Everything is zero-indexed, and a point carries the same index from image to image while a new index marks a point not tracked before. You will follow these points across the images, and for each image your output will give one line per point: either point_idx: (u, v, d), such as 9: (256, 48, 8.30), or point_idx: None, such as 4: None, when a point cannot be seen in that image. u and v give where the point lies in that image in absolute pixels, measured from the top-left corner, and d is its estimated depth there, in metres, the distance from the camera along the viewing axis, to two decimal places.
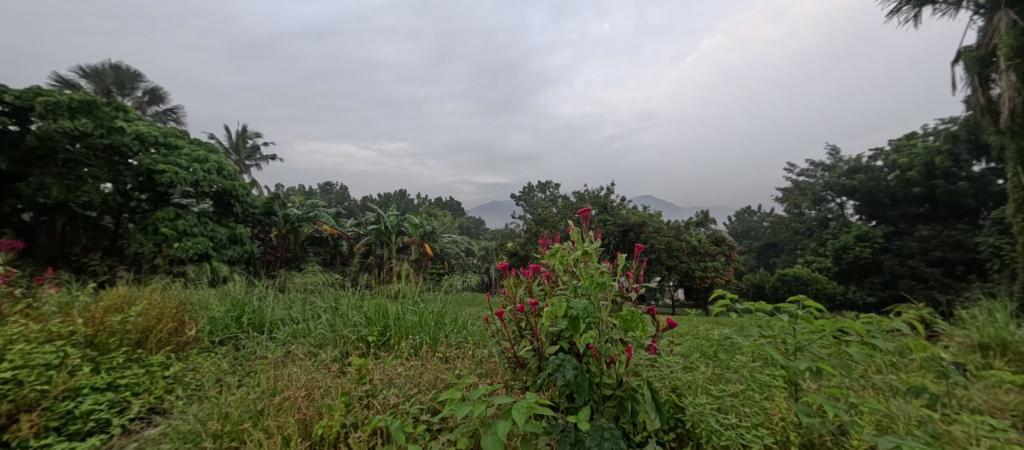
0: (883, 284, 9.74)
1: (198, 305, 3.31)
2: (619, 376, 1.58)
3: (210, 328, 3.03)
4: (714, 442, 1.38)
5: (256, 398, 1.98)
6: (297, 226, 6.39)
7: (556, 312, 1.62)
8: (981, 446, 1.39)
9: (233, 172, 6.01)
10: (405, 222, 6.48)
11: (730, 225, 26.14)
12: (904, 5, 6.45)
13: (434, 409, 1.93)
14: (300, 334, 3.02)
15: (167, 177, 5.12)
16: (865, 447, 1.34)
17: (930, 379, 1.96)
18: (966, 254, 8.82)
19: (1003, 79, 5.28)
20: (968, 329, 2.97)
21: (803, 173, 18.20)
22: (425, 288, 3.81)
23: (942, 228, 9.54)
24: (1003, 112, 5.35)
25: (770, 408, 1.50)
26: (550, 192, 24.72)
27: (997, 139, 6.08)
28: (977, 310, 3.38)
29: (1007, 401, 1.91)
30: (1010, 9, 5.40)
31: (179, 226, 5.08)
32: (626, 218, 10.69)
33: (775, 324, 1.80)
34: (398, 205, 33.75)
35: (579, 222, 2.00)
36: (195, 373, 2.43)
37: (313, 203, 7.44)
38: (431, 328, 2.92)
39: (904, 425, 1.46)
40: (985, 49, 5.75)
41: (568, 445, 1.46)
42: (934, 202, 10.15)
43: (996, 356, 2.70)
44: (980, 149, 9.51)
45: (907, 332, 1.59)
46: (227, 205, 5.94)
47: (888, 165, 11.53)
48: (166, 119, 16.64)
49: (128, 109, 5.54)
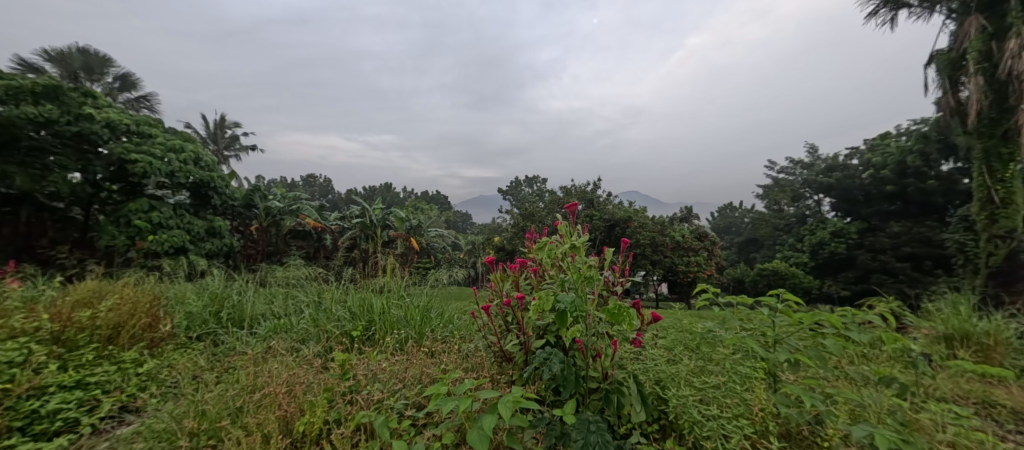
0: (856, 278, 10.10)
1: (173, 300, 3.21)
2: (605, 370, 1.63)
3: (187, 323, 2.95)
4: (697, 433, 1.43)
5: (234, 395, 1.95)
6: (279, 219, 6.22)
7: (544, 305, 1.66)
8: (946, 434, 1.49)
9: (210, 162, 5.78)
10: (391, 216, 6.40)
11: (712, 221, 26.72)
12: (881, 8, 6.59)
13: (420, 403, 1.93)
14: (281, 329, 2.98)
15: (140, 167, 4.89)
16: (838, 436, 1.41)
17: (899, 370, 2.16)
18: (933, 250, 9.19)
19: (970, 82, 5.49)
20: (934, 321, 3.13)
21: (782, 171, 18.70)
22: (410, 283, 3.79)
23: (913, 224, 9.80)
24: (969, 114, 5.59)
25: (750, 399, 1.55)
26: (538, 186, 24.73)
27: (964, 141, 6.36)
28: (943, 302, 3.54)
29: (967, 389, 2.19)
30: (979, 15, 5.52)
31: (154, 218, 4.89)
32: (612, 214, 11.08)
33: (755, 318, 1.87)
34: (385, 201, 33.14)
35: (567, 216, 2.03)
36: (170, 370, 2.38)
37: (295, 195, 7.18)
38: (417, 322, 2.91)
39: (875, 414, 1.54)
40: (956, 53, 5.88)
41: (554, 438, 1.50)
42: (905, 199, 10.47)
43: (960, 346, 2.87)
44: (950, 149, 9.75)
45: (879, 324, 1.67)
46: (204, 198, 5.70)
47: (863, 164, 11.90)
48: (139, 107, 15.99)
49: (98, 95, 5.26)
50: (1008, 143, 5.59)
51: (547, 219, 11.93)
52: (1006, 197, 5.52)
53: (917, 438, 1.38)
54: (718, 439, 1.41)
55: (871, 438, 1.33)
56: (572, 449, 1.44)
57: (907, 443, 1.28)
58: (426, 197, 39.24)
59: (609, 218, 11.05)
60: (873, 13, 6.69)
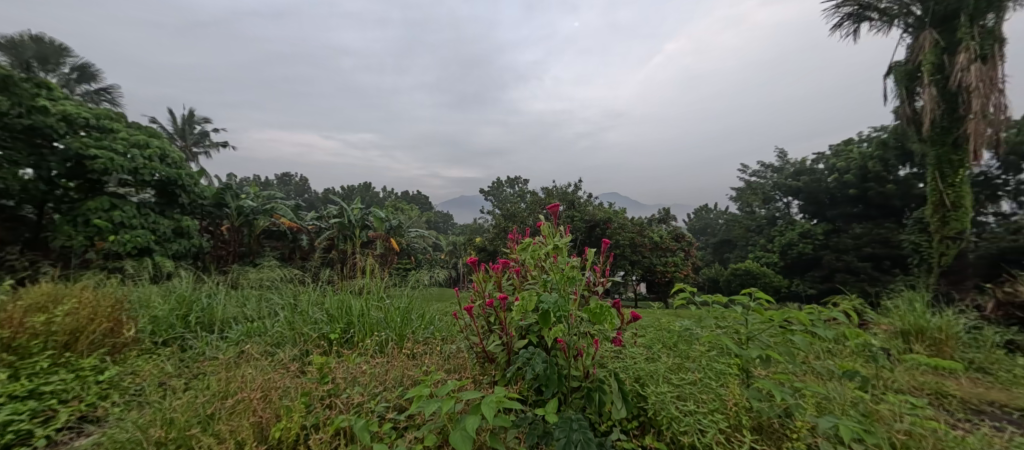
0: (822, 277, 10.59)
1: (138, 303, 3.05)
2: (586, 369, 1.66)
3: (151, 328, 2.81)
4: (674, 428, 1.47)
5: (205, 401, 1.88)
6: (252, 219, 6.01)
7: (527, 306, 1.67)
8: (903, 423, 1.58)
9: (178, 159, 5.52)
10: (370, 215, 6.24)
11: (688, 222, 27.47)
12: (845, 20, 6.93)
13: (401, 406, 1.90)
14: (254, 332, 2.88)
15: (100, 164, 4.63)
16: (806, 427, 1.48)
17: (861, 363, 2.30)
18: (892, 250, 9.63)
19: (924, 93, 5.85)
20: (892, 317, 3.32)
21: (754, 175, 19.38)
22: (390, 284, 3.74)
23: (873, 226, 10.30)
24: (924, 122, 5.96)
25: (724, 394, 1.60)
26: (520, 187, 24.76)
27: (918, 148, 6.76)
28: (900, 300, 3.76)
29: (921, 381, 2.34)
30: (933, 29, 5.86)
31: (115, 217, 4.62)
32: (592, 215, 11.24)
33: (729, 316, 1.93)
34: (364, 201, 32.50)
35: (550, 217, 2.05)
36: (135, 376, 2.27)
37: (269, 194, 6.94)
38: (397, 324, 2.86)
39: (839, 406, 1.63)
40: (912, 65, 6.26)
41: (537, 436, 1.52)
42: (866, 203, 11.03)
43: (916, 341, 3.06)
44: (906, 155, 10.39)
45: (843, 321, 1.75)
46: (171, 196, 5.45)
47: (828, 169, 12.47)
48: (99, 100, 15.14)
49: (53, 87, 4.93)
50: (958, 150, 5.98)
51: (528, 219, 11.97)
52: (956, 200, 5.93)
53: (876, 428, 1.47)
54: (694, 434, 1.46)
55: (836, 429, 1.40)
56: (555, 447, 1.45)
57: (868, 433, 1.36)
58: (406, 198, 38.69)
59: (589, 220, 11.21)
60: (838, 25, 7.04)
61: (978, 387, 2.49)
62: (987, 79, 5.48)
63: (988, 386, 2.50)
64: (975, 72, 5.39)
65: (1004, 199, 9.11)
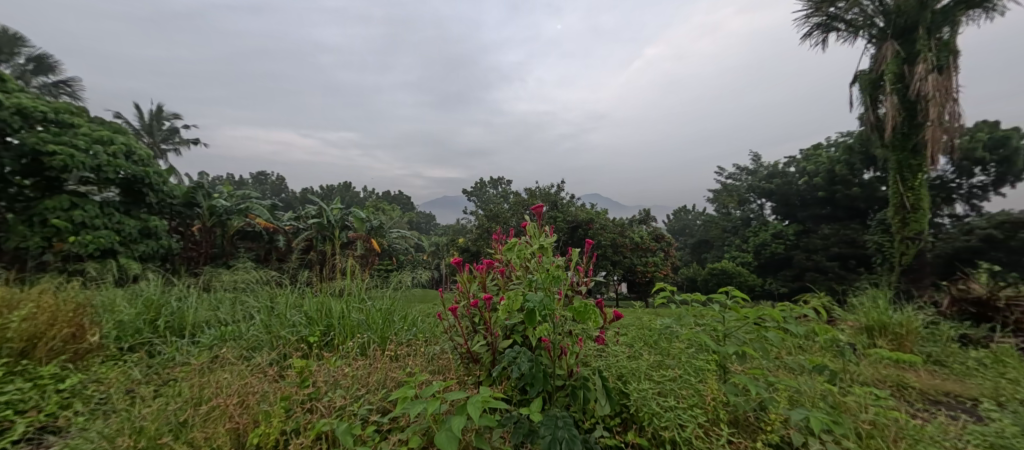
0: (793, 276, 11.01)
1: (102, 308, 2.90)
2: (570, 367, 1.68)
3: (117, 333, 2.67)
4: (656, 423, 1.51)
5: (177, 408, 1.80)
6: (225, 219, 5.78)
7: (513, 305, 1.68)
8: (868, 413, 1.67)
9: (145, 156, 5.27)
10: (350, 216, 6.11)
11: (668, 223, 28.10)
12: (815, 30, 7.23)
13: (385, 409, 1.88)
14: (228, 337, 2.78)
15: (59, 160, 4.38)
16: (779, 420, 1.54)
17: (830, 358, 2.41)
18: (857, 250, 10.15)
19: (886, 101, 6.17)
20: (858, 313, 3.49)
21: (730, 177, 19.97)
22: (371, 285, 3.67)
23: (841, 227, 10.78)
24: (886, 128, 6.27)
25: (703, 389, 1.65)
26: (503, 187, 24.77)
27: (881, 153, 7.11)
28: (865, 296, 3.96)
29: (885, 373, 2.47)
30: (894, 41, 6.18)
31: (76, 217, 4.38)
32: (575, 215, 11.35)
33: (707, 314, 1.99)
34: (344, 201, 31.81)
35: (534, 218, 2.05)
36: (99, 384, 2.16)
37: (244, 193, 6.71)
38: (379, 326, 2.81)
39: (810, 399, 1.70)
40: (875, 74, 6.58)
41: (522, 435, 1.53)
42: (834, 204, 11.53)
43: (880, 335, 3.23)
44: (870, 159, 10.79)
45: (813, 317, 1.82)
46: (137, 195, 5.20)
47: (799, 172, 12.95)
48: (57, 93, 14.27)
49: (7, 78, 4.64)
50: (917, 155, 6.32)
51: (512, 220, 11.97)
52: (915, 202, 6.27)
53: (844, 419, 1.54)
54: (675, 429, 1.49)
55: (807, 421, 1.46)
56: (540, 445, 1.46)
57: (836, 425, 1.42)
58: (387, 198, 38.14)
59: (572, 220, 11.31)
60: (807, 34, 7.34)
61: (936, 378, 2.65)
62: (943, 89, 5.83)
63: (945, 377, 2.66)
64: (932, 82, 5.72)
65: (959, 202, 9.81)
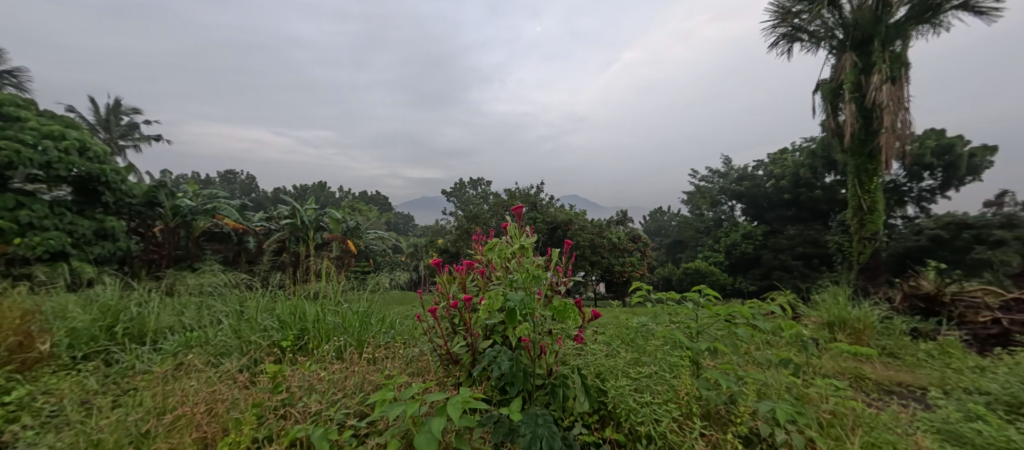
0: (761, 275, 11.49)
1: (53, 314, 2.70)
2: (549, 366, 1.68)
3: (70, 341, 2.49)
4: (632, 419, 1.53)
5: (139, 419, 1.71)
6: (190, 220, 5.50)
7: (493, 305, 1.67)
8: (828, 403, 1.76)
9: (101, 153, 4.96)
10: (325, 216, 5.77)
11: (645, 223, 28.76)
12: (780, 40, 7.57)
13: (362, 413, 1.83)
14: (194, 342, 2.65)
15: (3, 156, 4.07)
16: (748, 412, 1.60)
17: (794, 352, 2.54)
18: (820, 249, 10.71)
19: (846, 108, 6.54)
20: (819, 310, 3.66)
21: (703, 179, 20.61)
22: (347, 288, 3.58)
23: (805, 228, 11.32)
24: (845, 135, 6.64)
25: (677, 385, 1.70)
26: (483, 188, 24.73)
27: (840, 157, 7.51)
28: (826, 293, 4.17)
29: (846, 366, 2.62)
30: (853, 52, 6.54)
31: (22, 217, 4.08)
32: (553, 216, 11.45)
33: (681, 312, 2.04)
34: (318, 201, 30.93)
35: (515, 219, 2.05)
36: (49, 396, 2.00)
37: (211, 192, 6.41)
38: (356, 329, 2.75)
39: (776, 392, 1.77)
40: (835, 83, 6.95)
41: (502, 435, 1.52)
42: (798, 206, 12.11)
43: (840, 330, 3.42)
44: (831, 164, 11.33)
45: (780, 314, 1.89)
46: (92, 194, 4.90)
47: (766, 175, 13.49)
48: (3, 83, 13.28)
49: None
50: (872, 160, 6.71)
51: (491, 221, 11.93)
52: (871, 204, 6.66)
53: (807, 410, 1.62)
54: (651, 424, 1.53)
55: (773, 412, 1.53)
56: (520, 444, 1.46)
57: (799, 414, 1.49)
58: (363, 198, 37.37)
59: (551, 221, 11.41)
60: (774, 43, 7.67)
61: (890, 369, 2.83)
62: (896, 98, 6.22)
63: (898, 368, 2.85)
64: (886, 92, 6.10)
65: (910, 204, 10.51)
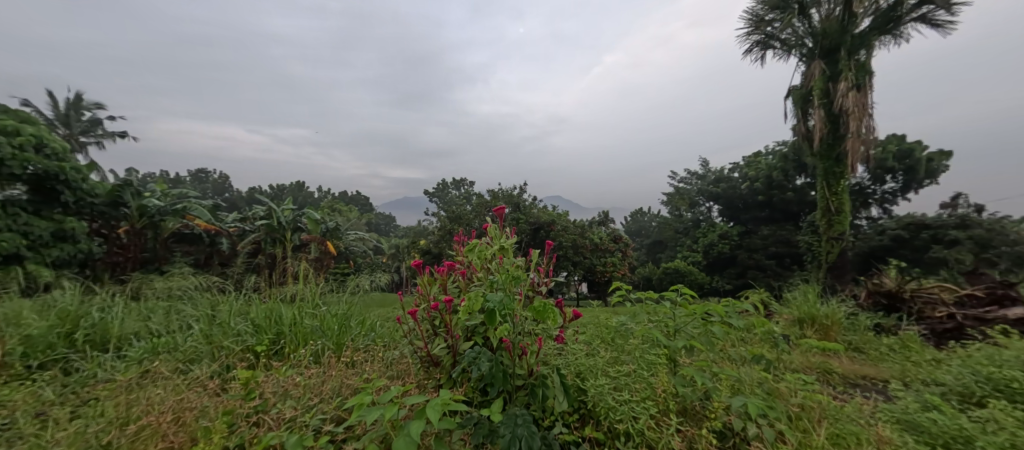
0: (737, 274, 11.84)
1: (7, 320, 2.53)
2: (530, 366, 1.68)
3: (25, 350, 2.33)
4: (611, 417, 1.55)
5: (98, 430, 1.61)
6: (158, 221, 5.26)
7: (473, 306, 1.65)
8: (796, 397, 1.82)
9: (60, 150, 4.69)
10: (303, 217, 5.61)
11: (626, 224, 29.21)
12: (754, 47, 7.83)
13: (339, 418, 1.78)
14: (162, 349, 2.53)
15: None
16: (722, 407, 1.63)
17: (767, 348, 2.62)
18: (792, 249, 11.16)
19: (815, 114, 6.82)
20: (790, 308, 3.80)
21: (681, 181, 21.11)
22: (326, 290, 3.50)
23: (777, 228, 11.72)
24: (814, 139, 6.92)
25: (654, 382, 1.72)
26: (465, 188, 24.62)
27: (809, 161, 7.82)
28: (797, 291, 4.32)
29: (815, 361, 2.72)
30: (821, 60, 6.82)
31: None
32: (536, 217, 11.49)
33: (659, 310, 2.07)
34: (295, 201, 30.12)
35: (495, 220, 2.04)
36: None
37: (181, 192, 6.14)
38: (335, 332, 2.68)
39: (749, 387, 1.82)
40: (805, 89, 7.23)
41: (483, 436, 1.51)
42: (771, 208, 12.57)
43: (809, 326, 3.56)
44: (801, 167, 11.88)
45: (752, 311, 1.94)
46: (50, 193, 4.62)
47: (741, 178, 13.90)
48: None
49: None
50: (839, 163, 7.01)
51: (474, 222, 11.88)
52: (838, 206, 6.96)
53: (777, 404, 1.67)
54: (629, 421, 1.54)
55: (746, 407, 1.57)
56: (500, 444, 1.45)
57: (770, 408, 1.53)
58: (342, 198, 36.64)
59: (534, 222, 11.45)
60: (749, 50, 7.93)
61: (856, 363, 2.97)
62: (861, 105, 6.52)
63: (862, 362, 2.99)
64: (852, 99, 6.39)
65: (874, 206, 11.06)
